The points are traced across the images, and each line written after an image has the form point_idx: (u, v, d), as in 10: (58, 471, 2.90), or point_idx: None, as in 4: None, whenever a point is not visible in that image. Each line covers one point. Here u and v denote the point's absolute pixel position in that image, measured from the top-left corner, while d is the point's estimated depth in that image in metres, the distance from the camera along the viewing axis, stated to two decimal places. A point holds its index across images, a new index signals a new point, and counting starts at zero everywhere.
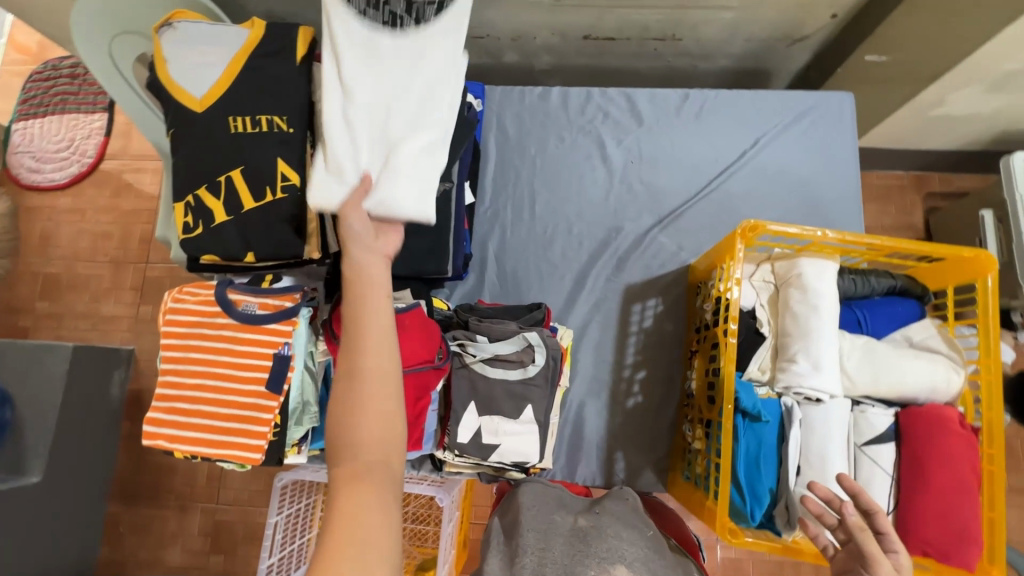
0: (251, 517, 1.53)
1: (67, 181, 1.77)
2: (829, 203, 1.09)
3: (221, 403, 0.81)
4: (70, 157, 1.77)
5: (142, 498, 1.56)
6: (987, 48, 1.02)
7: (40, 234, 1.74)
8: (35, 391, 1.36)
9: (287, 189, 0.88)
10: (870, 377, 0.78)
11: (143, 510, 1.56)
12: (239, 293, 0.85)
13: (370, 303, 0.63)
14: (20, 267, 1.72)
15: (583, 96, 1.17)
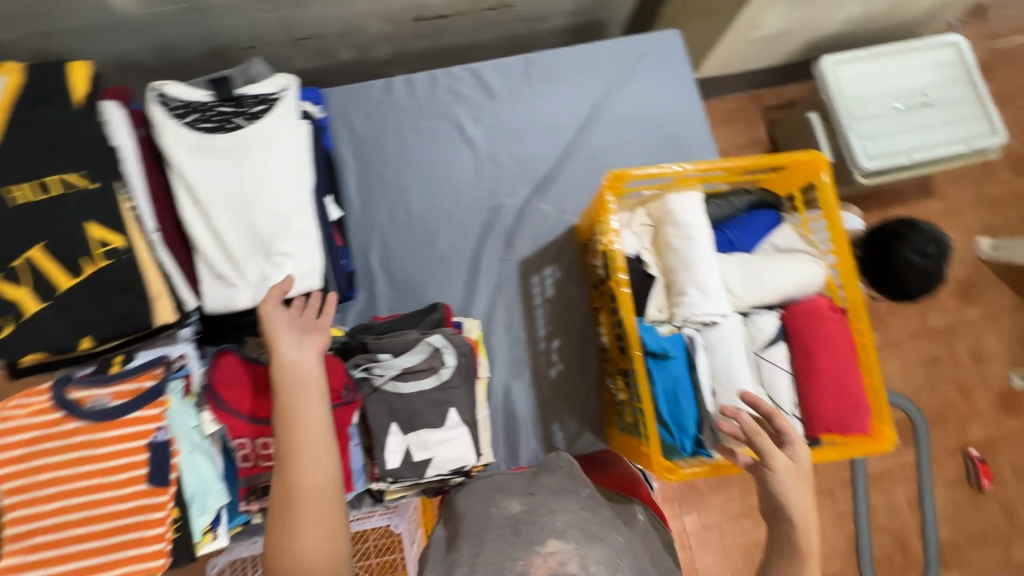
0: None
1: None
2: (684, 137, 1.14)
3: (96, 519, 0.69)
4: None
5: None
6: None
7: None
8: None
9: (110, 253, 0.75)
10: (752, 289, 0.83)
11: None
12: (82, 388, 0.72)
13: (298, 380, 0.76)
14: None
15: (429, 81, 1.13)
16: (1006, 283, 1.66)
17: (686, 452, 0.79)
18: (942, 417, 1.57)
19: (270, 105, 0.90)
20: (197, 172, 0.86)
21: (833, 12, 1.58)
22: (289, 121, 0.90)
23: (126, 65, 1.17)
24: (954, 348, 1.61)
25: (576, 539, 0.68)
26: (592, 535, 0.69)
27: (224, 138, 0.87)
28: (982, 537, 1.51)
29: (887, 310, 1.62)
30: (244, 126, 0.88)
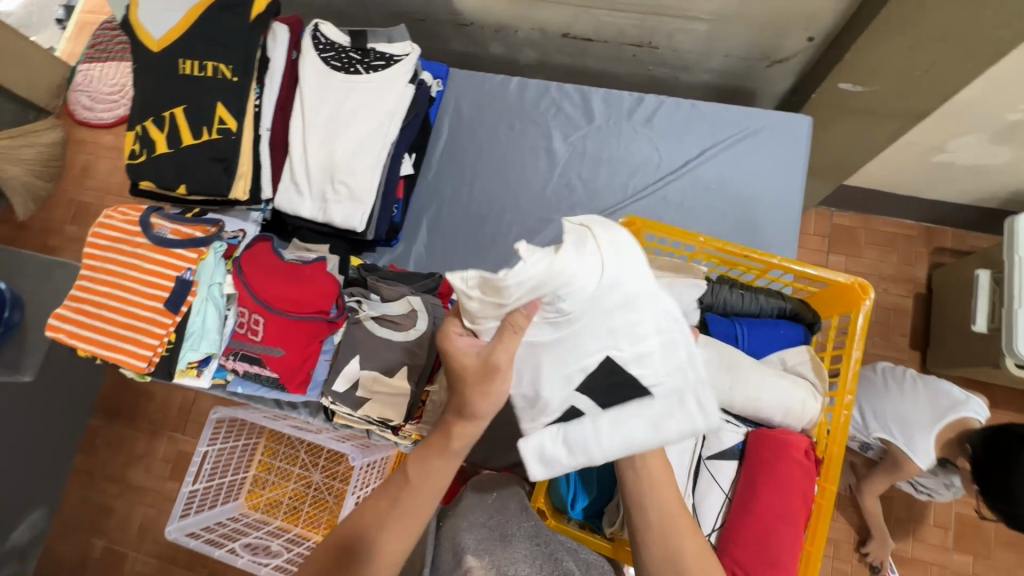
0: None
1: (114, 121, 2.05)
2: (764, 225, 1.06)
3: (121, 313, 0.89)
4: (123, 102, 2.01)
5: (119, 418, 1.95)
6: None
7: (82, 166, 2.05)
8: (42, 301, 1.67)
9: (222, 131, 0.96)
10: (731, 388, 0.75)
11: (119, 429, 1.94)
12: (160, 218, 0.93)
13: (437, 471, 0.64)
14: (59, 193, 2.03)
15: (541, 89, 1.20)
16: None
17: (574, 510, 0.75)
18: None
19: (389, 63, 1.04)
20: (311, 96, 1.03)
21: None
22: (397, 83, 1.04)
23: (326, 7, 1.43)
24: None
25: (489, 549, 0.69)
26: (502, 538, 0.70)
27: (342, 76, 1.03)
28: None
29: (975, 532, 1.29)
30: (361, 73, 1.03)
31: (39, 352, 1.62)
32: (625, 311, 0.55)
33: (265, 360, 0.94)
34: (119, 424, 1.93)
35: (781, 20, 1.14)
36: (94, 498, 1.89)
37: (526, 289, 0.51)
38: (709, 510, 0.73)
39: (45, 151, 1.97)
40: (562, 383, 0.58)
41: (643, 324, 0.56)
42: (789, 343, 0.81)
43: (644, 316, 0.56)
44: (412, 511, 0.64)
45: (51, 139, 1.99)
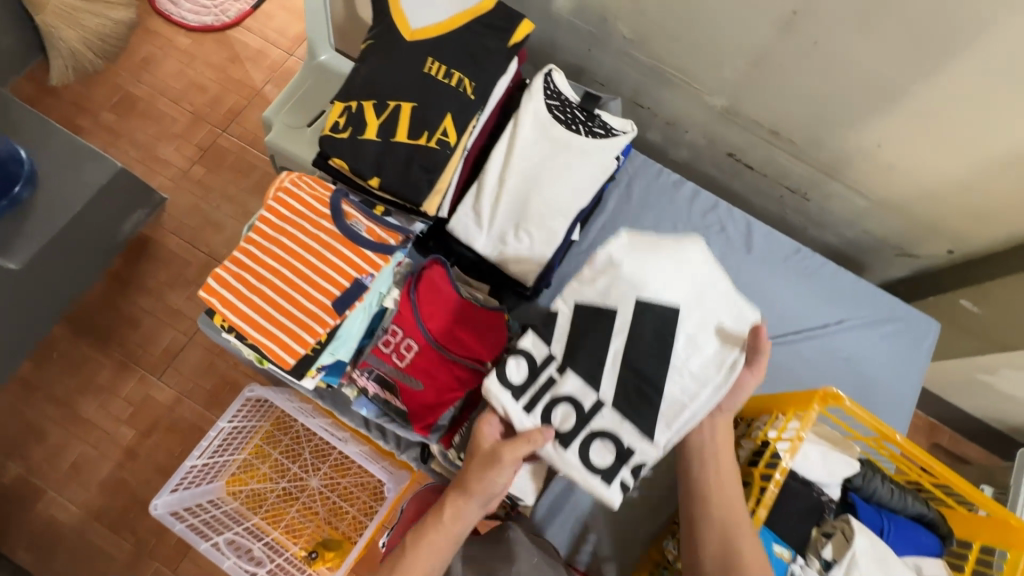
0: (180, 409, 1.56)
1: (196, 26, 1.87)
2: (878, 409, 1.12)
3: (283, 296, 0.80)
4: (211, 9, 1.88)
5: (88, 335, 1.61)
6: None
7: (143, 56, 1.82)
8: (60, 186, 1.41)
9: (441, 142, 0.90)
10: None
11: (82, 347, 1.60)
12: (354, 208, 0.85)
13: (439, 532, 0.79)
14: (107, 74, 1.79)
15: (710, 203, 1.23)
16: None
17: None
18: None
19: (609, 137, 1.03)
20: (527, 136, 1.00)
21: None
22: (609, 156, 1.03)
23: None
24: None
25: None
26: None
27: (562, 129, 1.01)
28: None
29: None
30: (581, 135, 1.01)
31: (41, 245, 1.36)
32: (717, 301, 0.77)
33: (399, 389, 0.87)
34: (86, 342, 1.58)
35: (935, 228, 1.23)
36: (21, 417, 1.53)
37: None
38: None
39: (108, 28, 1.77)
40: (640, 289, 0.75)
41: (711, 317, 0.76)
42: (926, 550, 0.85)
43: (714, 309, 0.77)
44: (444, 535, 0.79)
45: (120, 17, 1.79)
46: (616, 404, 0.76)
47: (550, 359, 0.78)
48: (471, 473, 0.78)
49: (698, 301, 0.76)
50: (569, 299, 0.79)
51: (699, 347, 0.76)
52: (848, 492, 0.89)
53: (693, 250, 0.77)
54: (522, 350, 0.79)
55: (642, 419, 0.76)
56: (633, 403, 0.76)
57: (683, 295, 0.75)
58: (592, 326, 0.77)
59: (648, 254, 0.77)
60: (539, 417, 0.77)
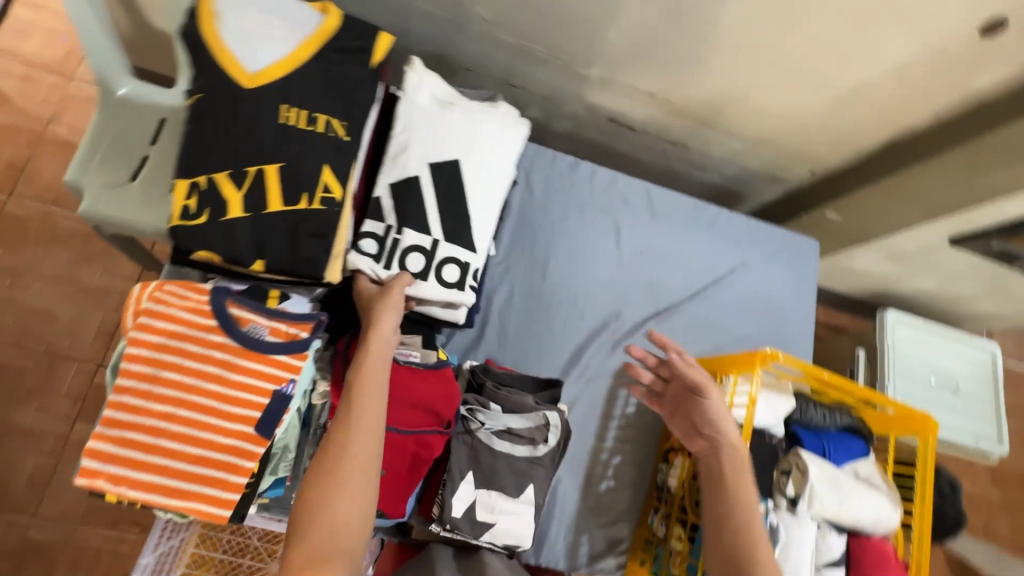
0: (78, 538, 1.21)
1: None
2: (790, 333, 1.25)
3: (191, 442, 0.65)
4: None
5: None
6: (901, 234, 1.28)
7: None
8: None
9: (325, 201, 0.77)
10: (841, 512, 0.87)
11: None
12: (246, 310, 0.70)
13: (366, 406, 0.70)
14: None
15: (609, 178, 1.22)
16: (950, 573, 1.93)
17: None
18: None
19: (503, 138, 0.96)
20: (415, 162, 0.89)
21: (915, 278, 1.86)
22: (506, 162, 0.97)
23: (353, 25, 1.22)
24: None
25: None
26: None
27: (452, 142, 0.92)
28: None
29: None
30: (473, 145, 0.93)
31: None
32: (488, 134, 0.94)
33: None
34: None
35: (800, 155, 1.35)
36: None
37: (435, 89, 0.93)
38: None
39: None
40: (425, 151, 0.90)
41: (485, 147, 0.94)
42: (858, 455, 0.98)
43: (484, 139, 0.94)
44: (357, 462, 0.66)
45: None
46: (448, 237, 0.91)
47: (389, 229, 0.89)
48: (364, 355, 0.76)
49: (472, 142, 0.93)
50: (383, 182, 0.89)
51: (487, 174, 0.94)
52: (791, 424, 1.00)
53: (456, 108, 0.93)
54: (366, 232, 0.88)
55: (466, 239, 0.92)
56: (457, 232, 0.91)
57: (457, 138, 0.92)
58: (411, 192, 0.89)
59: (426, 120, 0.91)
60: (400, 271, 0.89)
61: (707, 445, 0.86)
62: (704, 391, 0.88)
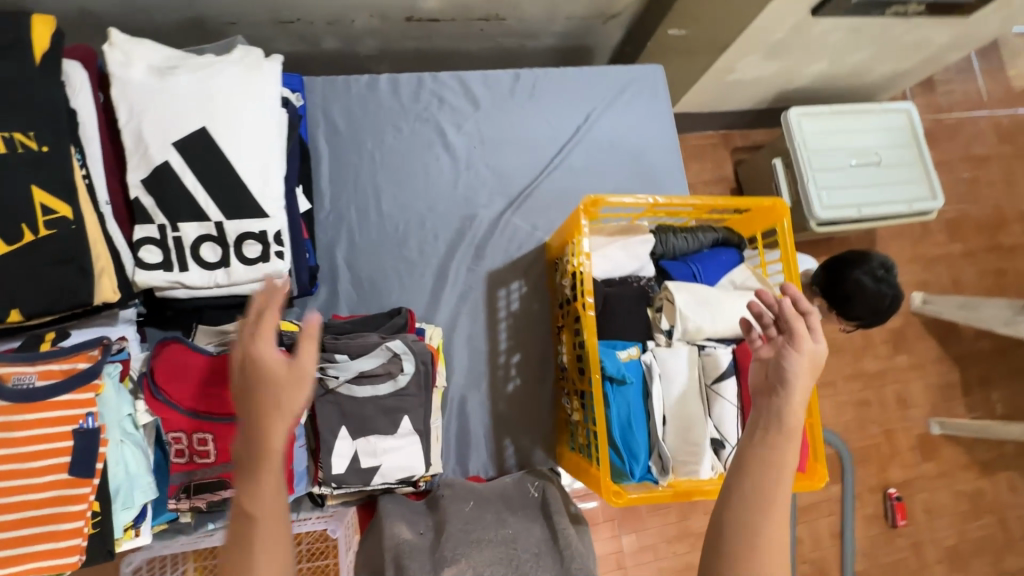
0: None
1: None
2: (659, 169, 1.19)
3: (6, 509, 0.63)
4: None
5: None
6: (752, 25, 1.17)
7: None
8: None
9: (53, 223, 0.70)
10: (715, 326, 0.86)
11: None
12: (5, 364, 0.65)
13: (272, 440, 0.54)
14: None
15: (415, 82, 1.11)
16: (932, 337, 1.97)
17: (634, 477, 0.81)
18: (866, 457, 1.84)
19: (250, 83, 0.86)
20: (158, 146, 0.80)
21: (804, 68, 1.76)
22: (264, 108, 0.86)
23: (83, 22, 1.09)
24: (882, 393, 1.89)
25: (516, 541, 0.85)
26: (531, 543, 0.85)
27: (191, 111, 0.82)
28: (892, 570, 1.77)
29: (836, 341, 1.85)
30: (214, 104, 0.83)
31: None
32: (228, 88, 0.84)
33: (229, 479, 0.77)
34: None
35: None
36: None
37: (148, 61, 0.82)
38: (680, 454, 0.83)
39: None
40: (162, 131, 0.80)
41: (232, 104, 0.84)
42: (732, 265, 0.95)
43: (228, 96, 0.84)
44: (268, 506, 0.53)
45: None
46: (230, 214, 0.83)
47: (164, 228, 0.81)
48: (268, 423, 0.54)
49: (212, 104, 0.83)
50: (134, 182, 0.80)
51: (246, 133, 0.84)
52: (659, 261, 0.97)
53: (180, 73, 0.83)
54: (142, 239, 0.81)
55: (251, 208, 0.84)
56: (239, 207, 0.83)
57: (192, 105, 0.82)
58: (166, 182, 0.80)
59: (149, 97, 0.80)
60: (196, 266, 0.82)
61: (763, 391, 0.65)
62: (793, 342, 0.66)
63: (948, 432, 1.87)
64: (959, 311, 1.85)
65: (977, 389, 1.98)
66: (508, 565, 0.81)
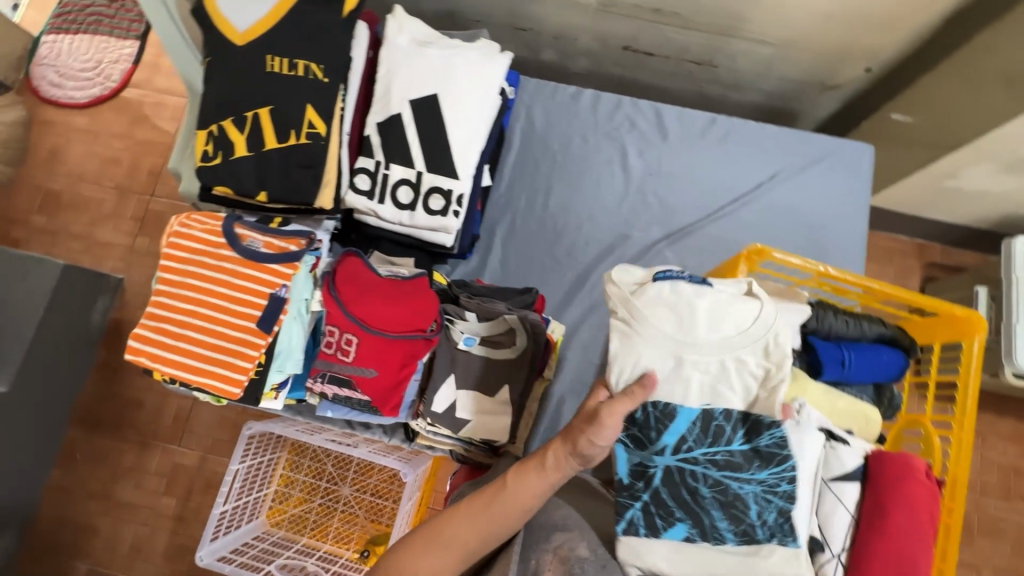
0: (208, 466, 1.56)
1: (88, 102, 1.74)
2: (835, 249, 1.11)
3: (208, 332, 0.81)
4: (95, 79, 1.75)
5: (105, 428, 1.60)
6: (1000, 131, 1.03)
7: (50, 149, 1.74)
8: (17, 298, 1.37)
9: (311, 136, 0.88)
10: (675, 388, 0.68)
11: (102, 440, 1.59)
12: (246, 228, 0.85)
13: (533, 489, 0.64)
14: (24, 179, 1.70)
15: (614, 103, 1.19)
16: None
17: None
18: None
19: (484, 67, 1.00)
20: (398, 100, 0.97)
21: None
22: (486, 89, 1.00)
23: None
24: None
25: None
26: None
27: (431, 79, 0.98)
28: None
29: None
30: (451, 76, 0.98)
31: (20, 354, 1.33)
32: (465, 67, 0.99)
33: (356, 382, 0.89)
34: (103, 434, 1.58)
35: (846, 51, 1.19)
36: (67, 519, 1.55)
37: (409, 33, 1.00)
38: (673, 544, 0.68)
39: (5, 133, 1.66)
40: (406, 88, 0.97)
41: (463, 79, 0.99)
42: (893, 367, 0.87)
43: (463, 71, 0.99)
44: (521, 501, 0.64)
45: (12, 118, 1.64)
46: (431, 167, 0.97)
47: (379, 165, 0.97)
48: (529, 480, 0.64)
49: (450, 75, 0.98)
50: (372, 123, 0.98)
51: (466, 104, 0.98)
52: (808, 336, 0.90)
53: (433, 48, 1.00)
54: (361, 168, 0.98)
55: (447, 167, 0.97)
56: (441, 162, 0.97)
57: (435, 73, 0.98)
58: (394, 129, 0.97)
59: (406, 60, 0.98)
60: (390, 203, 0.97)
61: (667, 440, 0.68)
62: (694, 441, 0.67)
63: None
64: None
65: None
66: None
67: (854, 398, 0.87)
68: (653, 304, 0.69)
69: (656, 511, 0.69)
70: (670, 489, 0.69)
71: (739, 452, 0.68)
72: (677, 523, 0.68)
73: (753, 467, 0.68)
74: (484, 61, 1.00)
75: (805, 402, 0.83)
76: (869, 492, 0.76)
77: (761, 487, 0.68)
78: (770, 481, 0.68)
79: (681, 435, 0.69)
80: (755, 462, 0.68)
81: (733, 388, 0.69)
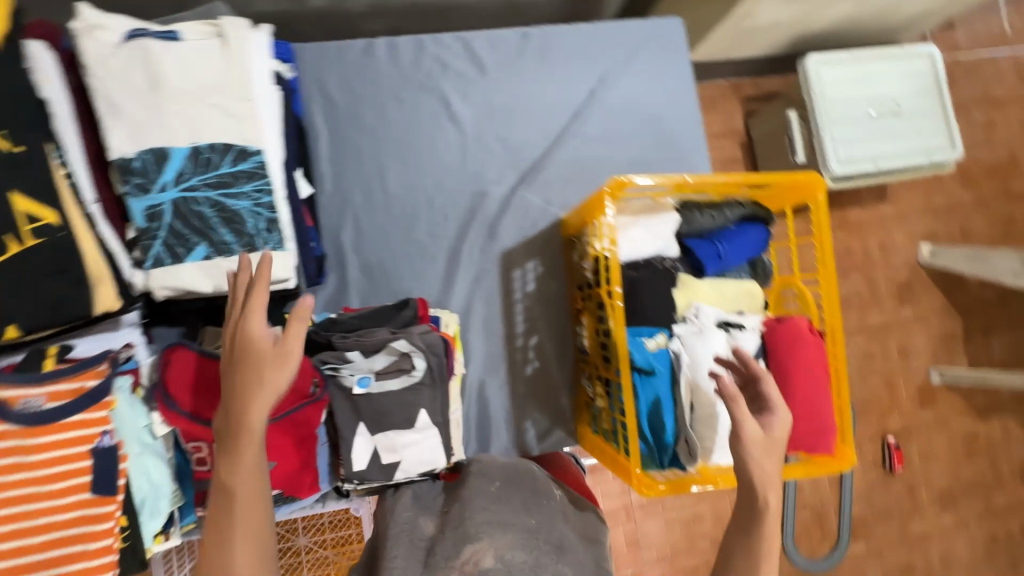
0: None
1: None
2: (680, 137, 1.11)
3: (25, 535, 0.61)
4: None
5: None
6: None
7: None
8: None
9: (40, 231, 0.65)
10: (162, 134, 0.72)
11: None
12: (8, 387, 0.62)
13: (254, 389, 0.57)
14: None
15: (415, 46, 1.02)
16: (937, 287, 1.76)
17: (661, 464, 0.80)
18: (869, 406, 1.69)
19: (239, 55, 0.76)
20: (127, 147, 0.71)
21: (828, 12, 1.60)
22: (248, 80, 0.76)
23: None
24: (886, 346, 1.72)
25: (495, 537, 0.67)
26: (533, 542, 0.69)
27: (173, 93, 0.72)
28: (886, 514, 1.65)
29: (851, 294, 1.73)
30: (198, 81, 0.74)
31: None
32: (210, 63, 0.75)
33: None
34: None
35: None
36: None
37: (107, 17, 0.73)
38: (197, 264, 0.75)
39: None
40: (143, 116, 0.71)
41: (215, 81, 0.75)
42: (758, 243, 0.91)
43: (209, 69, 0.75)
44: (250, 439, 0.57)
45: None
46: (227, 212, 0.76)
47: (154, 226, 0.74)
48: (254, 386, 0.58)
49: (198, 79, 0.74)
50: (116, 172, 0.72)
51: (233, 110, 0.75)
52: (683, 240, 0.92)
53: (155, 46, 0.72)
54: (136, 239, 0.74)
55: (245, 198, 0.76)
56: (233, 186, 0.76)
57: (173, 83, 0.73)
58: (155, 173, 0.72)
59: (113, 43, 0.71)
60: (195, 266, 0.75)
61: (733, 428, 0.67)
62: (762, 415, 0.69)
63: (948, 382, 1.69)
64: (968, 261, 1.61)
65: (998, 335, 1.80)
66: (528, 550, 0.68)
67: (736, 281, 0.92)
68: (138, 61, 0.71)
69: (174, 242, 0.74)
70: (181, 220, 0.74)
71: (227, 174, 0.75)
72: (195, 248, 0.75)
73: (252, 189, 0.76)
74: (233, 46, 0.76)
75: (700, 305, 0.86)
76: (772, 366, 0.84)
77: (250, 202, 0.76)
78: (255, 194, 0.77)
79: (180, 173, 0.73)
80: (241, 178, 0.76)
81: (211, 130, 0.74)
